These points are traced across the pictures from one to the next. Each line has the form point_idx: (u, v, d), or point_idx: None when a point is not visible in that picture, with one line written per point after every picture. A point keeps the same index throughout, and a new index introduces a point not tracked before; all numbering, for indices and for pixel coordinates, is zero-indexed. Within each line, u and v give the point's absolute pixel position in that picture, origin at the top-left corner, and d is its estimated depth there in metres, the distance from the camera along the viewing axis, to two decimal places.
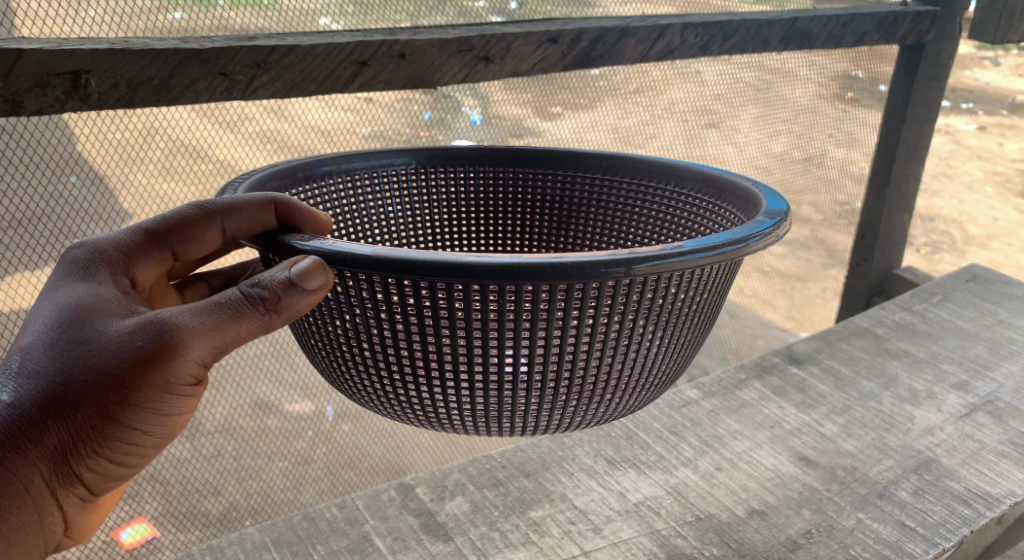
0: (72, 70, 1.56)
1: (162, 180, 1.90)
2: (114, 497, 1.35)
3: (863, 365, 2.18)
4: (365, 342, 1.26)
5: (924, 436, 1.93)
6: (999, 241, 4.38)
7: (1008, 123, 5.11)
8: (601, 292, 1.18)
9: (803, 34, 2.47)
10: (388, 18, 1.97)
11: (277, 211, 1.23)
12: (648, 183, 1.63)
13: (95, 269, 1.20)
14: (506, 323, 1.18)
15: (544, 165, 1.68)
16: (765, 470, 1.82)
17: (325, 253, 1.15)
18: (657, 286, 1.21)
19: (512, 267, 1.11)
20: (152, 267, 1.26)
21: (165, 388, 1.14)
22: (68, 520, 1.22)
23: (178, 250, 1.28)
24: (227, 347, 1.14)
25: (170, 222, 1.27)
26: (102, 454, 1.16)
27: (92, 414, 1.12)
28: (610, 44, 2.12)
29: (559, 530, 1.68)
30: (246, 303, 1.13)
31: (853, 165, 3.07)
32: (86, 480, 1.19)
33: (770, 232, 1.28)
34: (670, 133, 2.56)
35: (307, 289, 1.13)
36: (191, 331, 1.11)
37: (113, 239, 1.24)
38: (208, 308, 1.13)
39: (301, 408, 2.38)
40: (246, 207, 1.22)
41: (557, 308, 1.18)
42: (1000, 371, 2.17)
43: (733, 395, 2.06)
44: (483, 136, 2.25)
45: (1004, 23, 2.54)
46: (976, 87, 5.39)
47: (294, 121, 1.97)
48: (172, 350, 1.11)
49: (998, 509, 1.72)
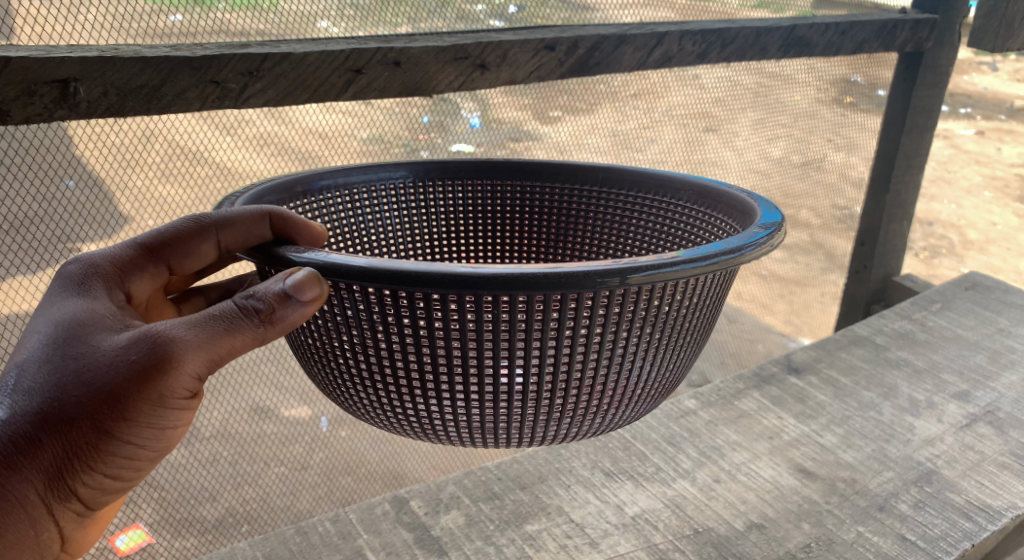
0: (60, 78, 1.54)
1: (161, 185, 1.87)
2: (112, 512, 1.34)
3: (863, 375, 2.15)
4: (358, 352, 1.24)
5: (925, 447, 1.91)
6: (997, 246, 4.37)
7: (1006, 128, 5.01)
8: (595, 301, 1.16)
9: (803, 41, 2.46)
10: (388, 21, 1.95)
11: (272, 224, 1.21)
12: (643, 196, 1.61)
13: (89, 284, 1.18)
14: (499, 334, 1.16)
15: (544, 177, 1.66)
16: (764, 482, 1.80)
17: (319, 265, 1.12)
18: (652, 296, 1.19)
19: (505, 278, 1.09)
20: (148, 281, 1.24)
21: (160, 401, 1.12)
22: (65, 535, 1.21)
23: (173, 263, 1.26)
24: (221, 360, 1.12)
25: (165, 235, 1.25)
26: (97, 469, 1.15)
27: (87, 430, 1.10)
28: (608, 51, 2.10)
29: (556, 544, 1.66)
30: (241, 315, 1.12)
31: (852, 170, 3.05)
32: (82, 495, 1.17)
33: (765, 242, 1.26)
34: (669, 138, 2.55)
35: (302, 300, 1.11)
36: (186, 344, 1.10)
37: (107, 254, 1.22)
38: (203, 321, 1.11)
39: (297, 413, 2.32)
40: (241, 219, 1.20)
41: (551, 319, 1.16)
42: (1000, 381, 2.15)
43: (732, 405, 2.04)
44: (482, 140, 2.22)
45: (1004, 31, 2.53)
46: (974, 91, 5.23)
47: (293, 125, 1.95)
48: (166, 364, 1.09)
49: (999, 522, 1.70)
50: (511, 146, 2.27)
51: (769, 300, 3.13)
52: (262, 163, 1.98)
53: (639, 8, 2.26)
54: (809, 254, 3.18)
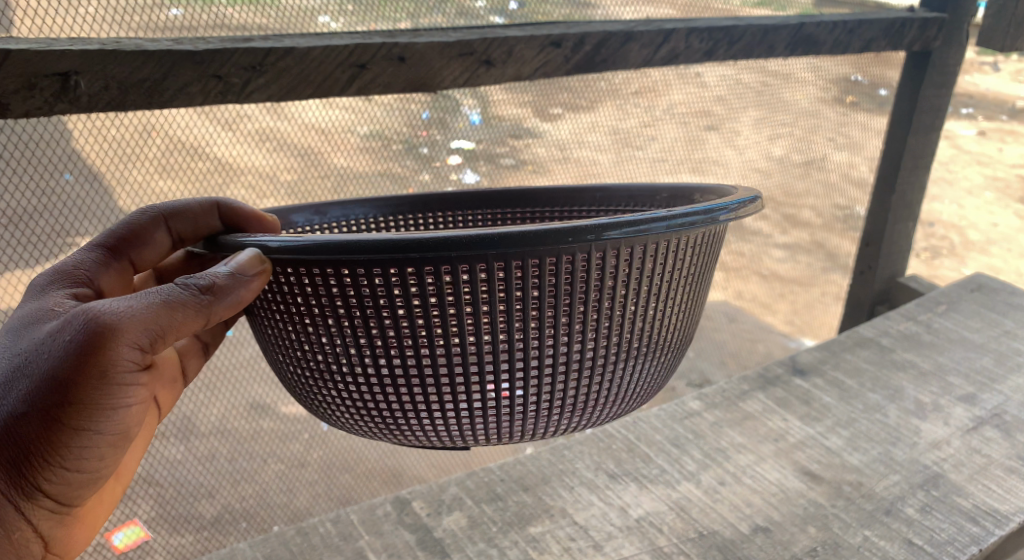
0: (61, 71, 1.52)
1: (159, 178, 1.85)
2: (98, 513, 1.44)
3: (869, 377, 2.13)
4: (337, 346, 1.26)
5: (931, 451, 1.89)
6: (997, 247, 4.50)
7: (1010, 130, 4.61)
8: (551, 270, 1.18)
9: (810, 40, 2.44)
10: (388, 17, 1.93)
11: (221, 215, 1.44)
12: (642, 208, 1.72)
13: (53, 285, 1.30)
14: (463, 311, 1.19)
15: (519, 205, 1.76)
16: (769, 484, 1.78)
17: (287, 246, 1.18)
18: (613, 268, 1.21)
19: (449, 240, 1.14)
20: (114, 277, 1.37)
21: (107, 380, 1.19)
22: (43, 532, 1.31)
23: (134, 258, 1.39)
24: (164, 334, 1.19)
25: (122, 233, 1.38)
26: (56, 465, 1.23)
27: (39, 422, 1.20)
28: (614, 48, 2.08)
29: (559, 546, 1.64)
30: (182, 293, 1.18)
31: (854, 170, 3.04)
32: (49, 490, 1.27)
33: (732, 209, 1.29)
34: (670, 137, 2.53)
35: (246, 276, 1.17)
36: (123, 321, 1.17)
37: (73, 259, 1.35)
38: (144, 299, 1.18)
39: (295, 411, 2.33)
40: (191, 210, 1.41)
41: (509, 291, 1.18)
42: (1007, 384, 2.13)
43: (737, 407, 2.02)
44: (482, 136, 2.19)
45: (1013, 31, 2.51)
46: (975, 91, 4.63)
47: (291, 120, 1.93)
48: (104, 340, 1.16)
49: (1006, 527, 1.68)
50: (512, 143, 2.26)
51: (769, 299, 3.14)
52: (261, 159, 1.94)
53: (641, 6, 2.24)
54: (811, 254, 3.15)
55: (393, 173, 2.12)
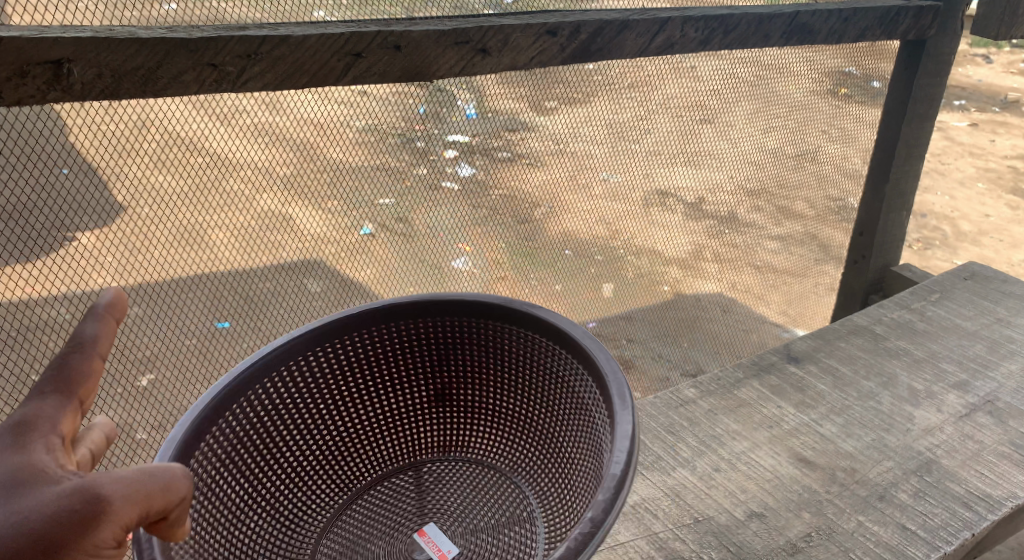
0: (54, 59, 1.51)
1: (156, 172, 1.88)
2: None
3: (862, 364, 2.14)
4: None
5: (925, 437, 1.90)
6: (990, 237, 4.32)
7: (999, 120, 5.27)
8: None
9: (805, 29, 2.45)
10: (379, 8, 1.92)
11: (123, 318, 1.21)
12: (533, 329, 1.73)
13: (19, 435, 1.09)
14: None
15: (443, 314, 1.79)
16: (764, 471, 1.79)
17: None
18: None
19: None
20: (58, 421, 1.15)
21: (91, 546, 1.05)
22: None
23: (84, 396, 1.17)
24: (150, 512, 1.09)
25: (63, 370, 1.15)
26: None
27: None
28: (610, 36, 2.08)
29: (556, 532, 1.65)
30: (156, 479, 1.09)
31: (847, 161, 3.05)
32: None
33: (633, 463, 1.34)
34: (665, 129, 2.55)
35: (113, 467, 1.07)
36: (117, 500, 1.05)
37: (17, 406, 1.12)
38: (135, 478, 1.08)
39: None
40: (109, 325, 1.18)
41: None
42: (999, 370, 2.15)
43: (732, 394, 2.02)
44: (477, 130, 2.25)
45: (1007, 20, 2.52)
46: (969, 85, 5.68)
47: (288, 115, 1.94)
48: (99, 518, 1.04)
49: (998, 512, 1.70)
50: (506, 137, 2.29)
51: (760, 289, 3.11)
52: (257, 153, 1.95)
53: None
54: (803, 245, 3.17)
55: (389, 164, 2.15)
